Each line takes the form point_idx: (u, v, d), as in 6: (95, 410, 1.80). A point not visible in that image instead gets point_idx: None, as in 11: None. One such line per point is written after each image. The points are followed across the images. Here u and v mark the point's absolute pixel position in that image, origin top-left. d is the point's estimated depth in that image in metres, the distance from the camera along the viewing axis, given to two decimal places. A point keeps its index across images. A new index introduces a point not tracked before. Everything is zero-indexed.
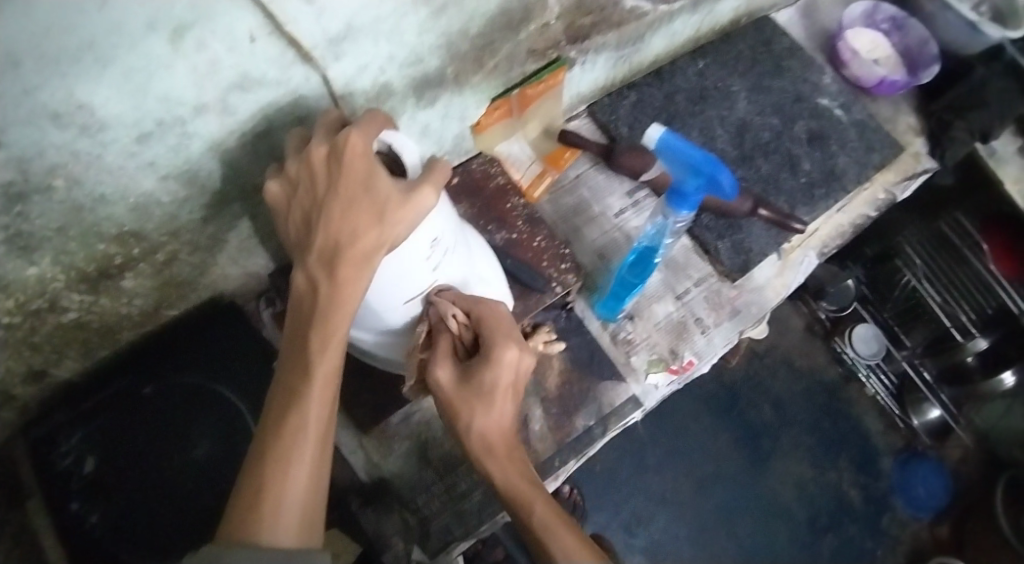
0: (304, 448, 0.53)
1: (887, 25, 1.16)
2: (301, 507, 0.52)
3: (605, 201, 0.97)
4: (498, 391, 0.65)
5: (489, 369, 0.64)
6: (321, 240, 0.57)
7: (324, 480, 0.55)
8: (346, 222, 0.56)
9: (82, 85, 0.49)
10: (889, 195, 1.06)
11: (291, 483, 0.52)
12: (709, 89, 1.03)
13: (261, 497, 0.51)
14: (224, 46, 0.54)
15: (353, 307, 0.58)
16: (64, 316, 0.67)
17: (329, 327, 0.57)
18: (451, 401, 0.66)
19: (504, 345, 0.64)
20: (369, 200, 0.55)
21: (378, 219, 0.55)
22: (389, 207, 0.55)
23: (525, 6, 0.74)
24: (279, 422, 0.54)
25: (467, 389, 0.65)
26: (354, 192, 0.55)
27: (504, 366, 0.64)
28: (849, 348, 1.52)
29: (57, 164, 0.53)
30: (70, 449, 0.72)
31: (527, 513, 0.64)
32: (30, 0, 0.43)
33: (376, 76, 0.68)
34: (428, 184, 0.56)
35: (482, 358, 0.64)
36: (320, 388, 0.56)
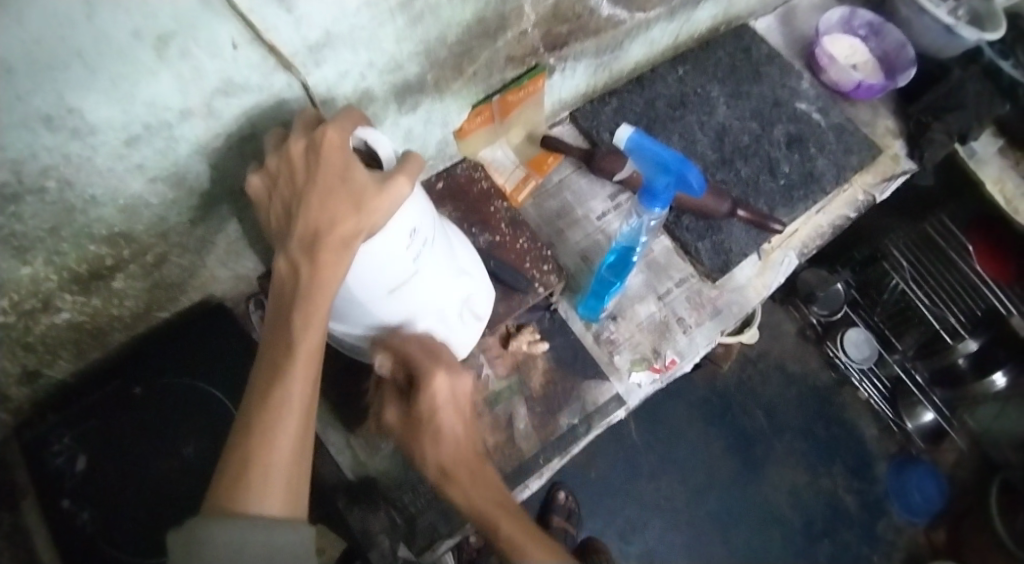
0: (288, 423, 0.55)
1: (863, 31, 1.18)
2: (285, 479, 0.54)
3: (589, 204, 0.99)
4: (437, 420, 0.71)
5: (424, 397, 0.70)
6: (302, 228, 0.59)
7: (307, 452, 0.57)
8: (325, 211, 0.58)
9: (72, 89, 0.52)
10: (869, 196, 1.07)
11: (276, 456, 0.54)
12: (689, 95, 1.06)
13: (247, 468, 0.53)
14: (208, 53, 0.57)
15: (333, 289, 0.60)
16: (56, 317, 0.70)
17: (310, 304, 0.59)
18: (408, 439, 0.74)
19: (428, 378, 0.70)
20: (347, 191, 0.58)
21: (356, 208, 0.58)
22: (366, 196, 0.58)
23: (501, 15, 0.77)
24: (263, 396, 0.56)
25: (413, 426, 0.73)
26: (332, 183, 0.58)
27: (435, 393, 0.70)
28: (841, 353, 1.56)
29: (49, 166, 0.56)
30: (63, 448, 0.74)
31: (495, 533, 0.69)
32: (20, 8, 0.45)
33: (357, 83, 0.71)
34: (403, 174, 0.59)
35: (415, 395, 0.71)
36: (303, 366, 0.58)
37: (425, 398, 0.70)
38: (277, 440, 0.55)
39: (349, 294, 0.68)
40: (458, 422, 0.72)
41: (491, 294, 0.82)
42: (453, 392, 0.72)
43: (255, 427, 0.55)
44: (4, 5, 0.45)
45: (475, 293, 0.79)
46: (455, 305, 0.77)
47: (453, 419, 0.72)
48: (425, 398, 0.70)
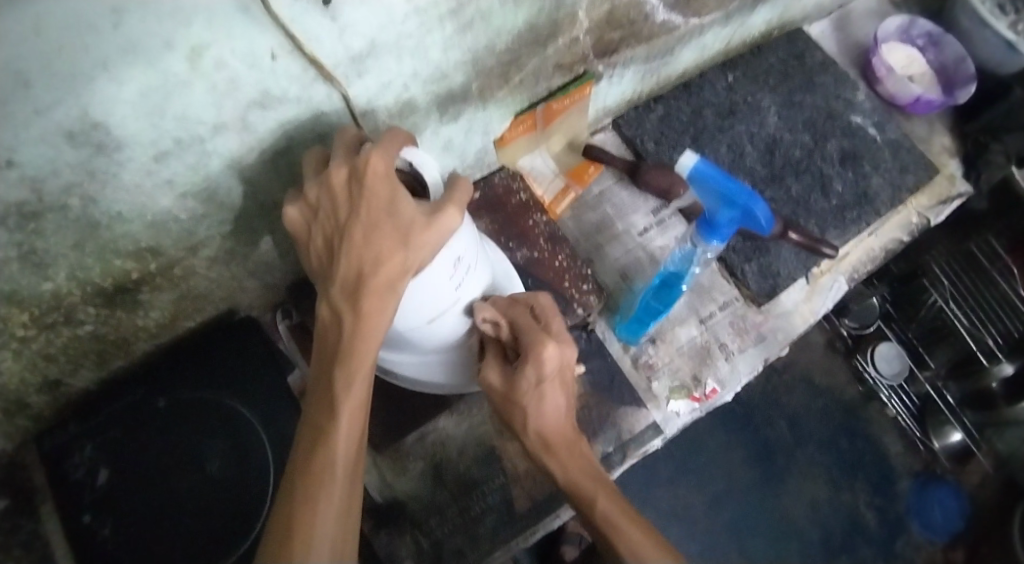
0: (333, 488, 0.54)
1: (921, 41, 1.11)
2: (331, 547, 0.52)
3: (629, 218, 0.94)
4: (544, 387, 0.65)
5: (530, 366, 0.63)
6: (344, 269, 0.55)
7: (354, 512, 0.55)
8: (370, 249, 0.54)
9: (97, 103, 0.47)
10: (923, 219, 1.02)
11: (320, 526, 0.52)
12: (738, 104, 1.00)
13: (291, 540, 0.52)
14: (244, 64, 0.52)
15: (378, 336, 0.57)
16: (79, 329, 0.66)
17: (353, 357, 0.56)
18: (505, 401, 0.68)
19: (540, 347, 0.62)
20: (393, 224, 0.54)
21: (403, 243, 0.54)
22: (414, 230, 0.54)
23: (554, 21, 0.72)
24: (306, 458, 0.55)
25: (513, 391, 0.66)
26: (378, 216, 0.54)
27: (545, 363, 0.63)
28: (871, 367, 1.48)
29: (71, 183, 0.51)
30: (83, 461, 0.71)
31: (590, 508, 0.66)
32: (40, 16, 0.41)
33: (399, 93, 0.66)
34: (453, 205, 0.55)
35: (523, 362, 0.64)
36: (347, 423, 0.56)
37: (535, 367, 0.62)
38: (321, 514, 0.53)
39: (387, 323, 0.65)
40: (563, 392, 0.66)
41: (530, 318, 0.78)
42: (565, 363, 0.65)
43: (298, 494, 0.53)
44: (21, 13, 0.40)
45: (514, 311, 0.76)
46: None
47: (558, 392, 0.65)
48: (534, 368, 0.63)
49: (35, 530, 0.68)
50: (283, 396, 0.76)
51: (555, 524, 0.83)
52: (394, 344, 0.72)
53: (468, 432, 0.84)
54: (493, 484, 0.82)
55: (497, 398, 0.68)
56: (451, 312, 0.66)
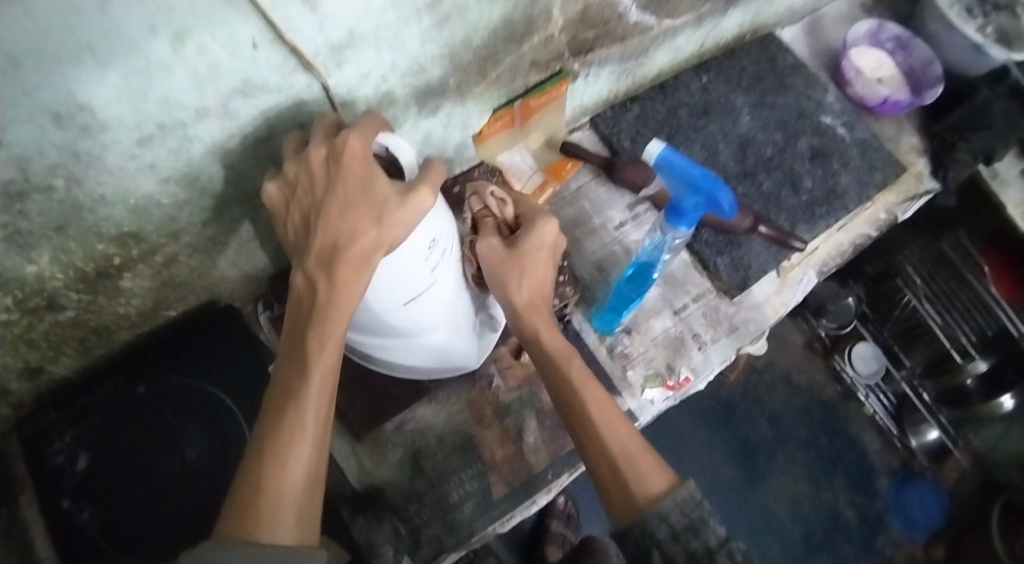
0: (302, 447, 0.55)
1: (891, 44, 1.14)
2: (296, 506, 0.54)
3: (606, 213, 0.97)
4: (539, 256, 0.70)
5: (538, 230, 0.69)
6: (320, 241, 0.57)
7: (321, 474, 0.56)
8: (345, 222, 0.56)
9: (83, 86, 0.49)
10: (890, 215, 1.05)
11: (287, 485, 0.54)
12: (712, 104, 1.03)
13: (259, 493, 0.53)
14: (226, 51, 0.54)
15: (351, 307, 0.58)
16: (61, 314, 0.67)
17: (327, 323, 0.58)
18: (497, 263, 0.70)
19: (546, 218, 0.70)
20: (369, 201, 0.56)
21: (377, 219, 0.56)
22: (388, 207, 0.56)
23: (529, 18, 0.75)
24: (275, 422, 0.56)
25: (513, 250, 0.69)
26: (354, 194, 0.56)
27: (550, 235, 0.70)
28: (849, 366, 1.52)
29: (56, 165, 0.53)
30: (63, 447, 0.72)
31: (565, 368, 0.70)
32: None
33: (378, 85, 0.68)
34: (427, 184, 0.57)
35: (528, 226, 0.70)
36: (318, 387, 0.57)
37: (542, 231, 0.69)
38: (290, 471, 0.54)
39: (365, 304, 0.66)
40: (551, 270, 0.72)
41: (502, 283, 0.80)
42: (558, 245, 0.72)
43: (267, 459, 0.54)
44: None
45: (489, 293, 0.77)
46: None
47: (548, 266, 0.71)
48: (540, 230, 0.69)
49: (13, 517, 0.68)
50: (264, 382, 0.77)
51: (527, 513, 0.85)
52: (366, 328, 0.73)
53: (447, 420, 0.85)
54: (471, 471, 0.83)
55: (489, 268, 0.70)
56: (427, 295, 0.67)
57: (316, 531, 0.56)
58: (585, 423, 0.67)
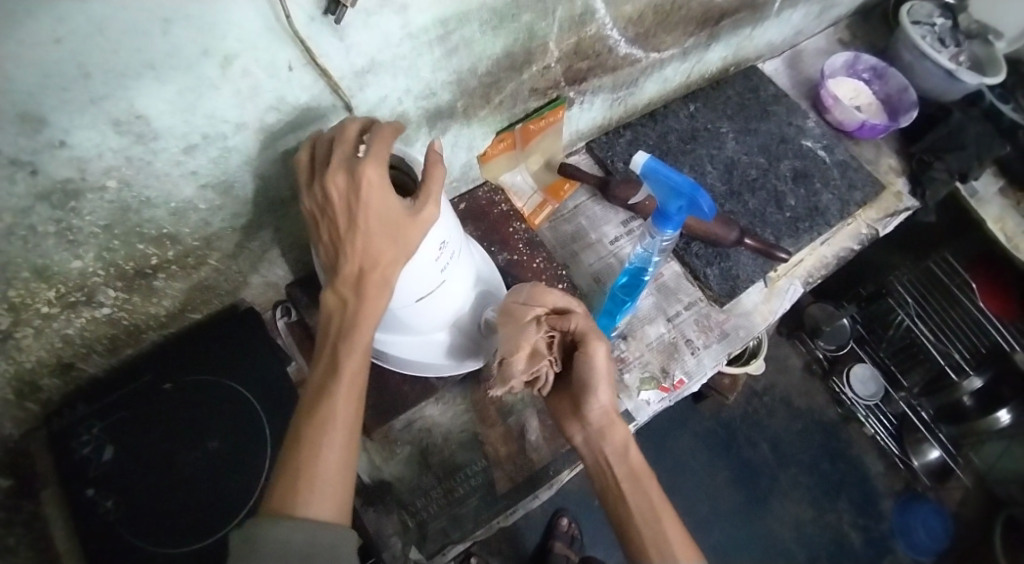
0: (334, 439, 0.61)
1: (867, 75, 1.23)
2: (330, 489, 0.60)
3: (602, 229, 1.04)
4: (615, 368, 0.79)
5: None
6: (348, 263, 0.64)
7: (350, 464, 0.63)
8: (369, 245, 0.63)
9: (141, 98, 0.59)
10: (872, 230, 1.12)
11: (322, 473, 0.60)
12: (699, 130, 1.12)
13: (297, 479, 0.60)
14: (265, 73, 0.63)
15: (375, 317, 0.66)
16: (98, 310, 0.74)
17: (355, 333, 0.65)
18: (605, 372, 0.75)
19: None
20: (387, 224, 0.62)
21: (395, 240, 0.63)
22: (403, 227, 0.63)
23: (528, 50, 0.83)
24: (309, 418, 0.62)
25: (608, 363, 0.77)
26: (373, 218, 0.62)
27: None
28: (847, 389, 1.55)
29: (111, 167, 0.62)
30: (90, 439, 0.77)
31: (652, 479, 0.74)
32: (104, 24, 0.53)
33: (394, 107, 0.77)
34: (431, 201, 0.64)
35: None
36: (347, 386, 0.64)
37: None
38: (324, 462, 0.61)
39: None
40: None
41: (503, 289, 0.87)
42: None
43: (303, 451, 0.61)
44: (93, 16, 0.52)
45: (491, 297, 0.84)
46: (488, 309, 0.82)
47: None
48: None
49: (34, 510, 0.77)
50: (280, 381, 0.83)
51: (532, 506, 0.90)
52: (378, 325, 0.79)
53: (453, 420, 0.89)
54: (475, 467, 0.87)
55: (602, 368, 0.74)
56: (437, 293, 0.74)
57: (348, 513, 0.62)
58: (665, 528, 0.70)
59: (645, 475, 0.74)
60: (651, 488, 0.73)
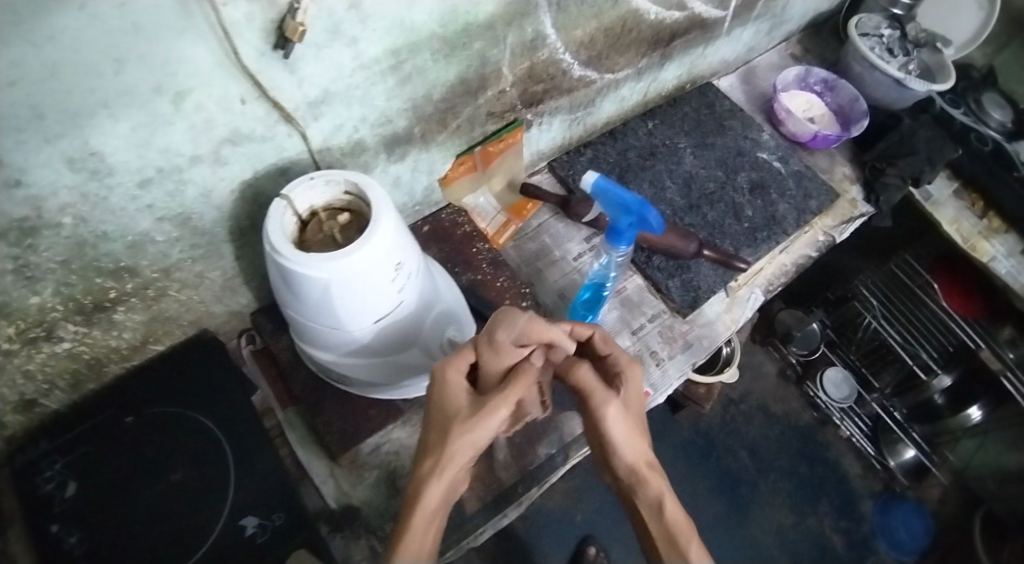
0: None
1: (819, 87, 1.27)
2: None
3: (565, 246, 1.06)
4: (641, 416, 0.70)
5: (633, 385, 0.71)
6: (427, 451, 0.65)
7: None
8: (444, 439, 0.64)
9: (95, 136, 0.61)
10: (828, 237, 1.15)
11: None
12: (658, 146, 1.15)
13: None
14: (218, 107, 0.65)
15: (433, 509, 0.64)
16: (58, 346, 0.76)
17: (415, 518, 0.63)
18: (624, 431, 0.67)
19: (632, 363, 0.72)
20: (460, 421, 0.64)
21: (467, 432, 0.64)
22: (468, 422, 0.64)
23: (481, 76, 0.85)
24: None
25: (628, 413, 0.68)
26: (452, 412, 0.66)
27: (636, 385, 0.71)
28: (821, 392, 1.56)
29: (66, 204, 0.64)
30: (54, 475, 0.78)
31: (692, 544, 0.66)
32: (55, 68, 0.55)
33: (350, 135, 0.79)
34: (505, 399, 0.65)
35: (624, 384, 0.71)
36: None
37: (638, 382, 0.71)
38: None
39: (339, 325, 0.73)
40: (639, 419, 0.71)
41: (466, 310, 0.89)
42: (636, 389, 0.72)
43: None
44: (44, 60, 0.54)
45: (453, 315, 0.86)
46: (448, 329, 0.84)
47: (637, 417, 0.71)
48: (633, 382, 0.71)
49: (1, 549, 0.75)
50: (244, 408, 0.85)
51: (501, 524, 0.91)
52: (331, 347, 0.78)
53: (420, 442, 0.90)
54: None
55: (614, 429, 0.66)
56: (395, 314, 0.76)
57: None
58: None
59: (682, 533, 0.66)
60: (689, 548, 0.65)
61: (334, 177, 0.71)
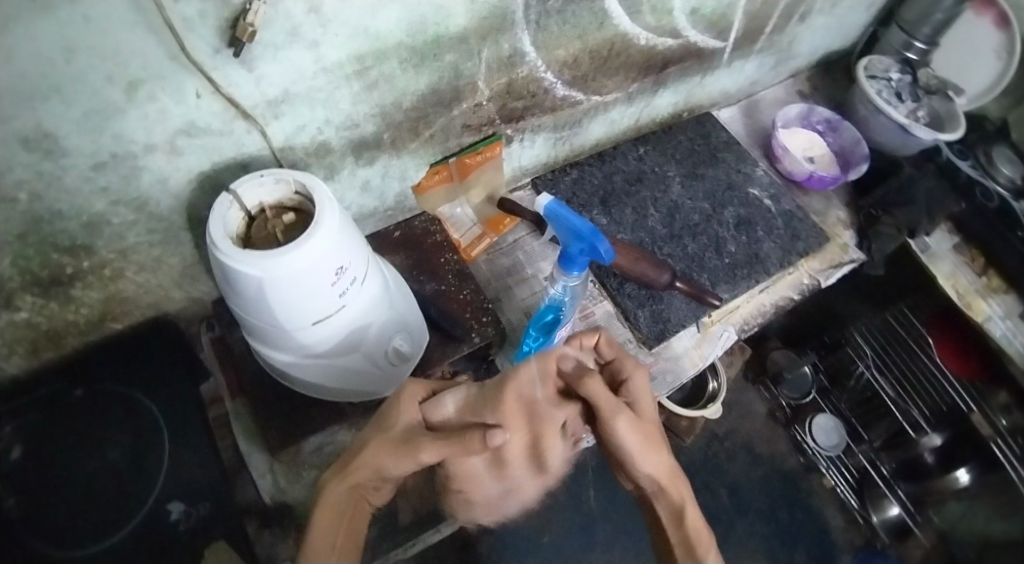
0: None
1: (822, 126, 1.24)
2: None
3: (538, 264, 1.05)
4: (656, 422, 0.72)
5: (643, 392, 0.72)
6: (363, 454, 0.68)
7: None
8: (383, 451, 0.67)
9: (48, 119, 0.62)
10: (813, 280, 1.11)
11: None
12: (646, 172, 1.13)
13: None
14: (173, 100, 0.66)
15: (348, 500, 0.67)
16: (15, 315, 0.77)
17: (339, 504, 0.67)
18: (642, 444, 0.69)
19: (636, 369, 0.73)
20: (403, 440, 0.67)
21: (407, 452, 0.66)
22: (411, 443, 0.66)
23: (455, 87, 0.85)
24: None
25: (644, 423, 0.70)
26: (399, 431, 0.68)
27: (643, 389, 0.72)
28: (810, 437, 1.53)
29: (21, 181, 0.65)
30: (2, 436, 0.74)
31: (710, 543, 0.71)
32: (9, 51, 0.56)
33: (314, 135, 0.79)
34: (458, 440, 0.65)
35: (636, 392, 0.72)
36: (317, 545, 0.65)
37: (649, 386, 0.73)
38: None
39: (277, 323, 0.73)
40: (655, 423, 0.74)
41: (420, 319, 0.89)
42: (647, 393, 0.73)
43: None
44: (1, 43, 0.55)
45: (402, 323, 0.85)
46: (393, 336, 0.84)
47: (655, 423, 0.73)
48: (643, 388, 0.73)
49: None
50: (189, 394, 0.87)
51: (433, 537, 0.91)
52: (269, 343, 0.78)
53: None
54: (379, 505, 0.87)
55: (634, 445, 0.69)
56: (335, 316, 0.76)
57: None
58: None
59: (701, 542, 0.71)
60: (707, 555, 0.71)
61: (283, 176, 0.72)
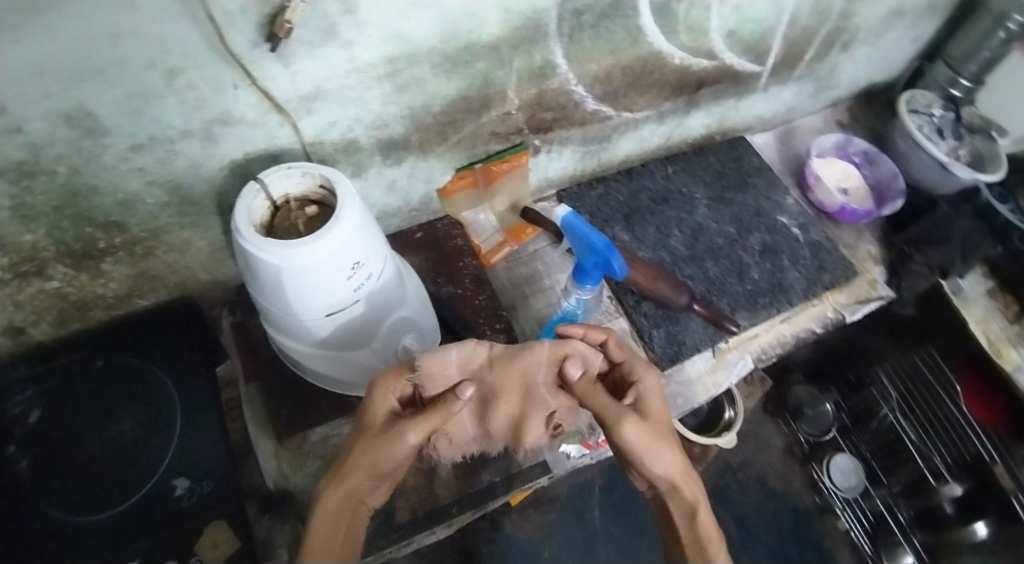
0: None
1: (859, 158, 1.22)
2: None
3: (556, 276, 1.06)
4: (665, 423, 0.70)
5: (652, 394, 0.71)
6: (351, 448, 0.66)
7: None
8: (369, 445, 0.65)
9: (92, 99, 0.64)
10: (838, 314, 1.09)
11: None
12: (673, 192, 1.13)
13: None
14: (210, 89, 0.69)
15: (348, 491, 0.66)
16: (48, 283, 0.80)
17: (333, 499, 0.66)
18: (650, 443, 0.67)
19: (646, 372, 0.73)
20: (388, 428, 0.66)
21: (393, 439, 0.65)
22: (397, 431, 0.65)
23: (486, 95, 0.86)
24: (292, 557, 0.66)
25: (650, 423, 0.69)
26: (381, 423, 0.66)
27: (654, 390, 0.72)
28: (827, 477, 1.48)
29: (61, 155, 0.68)
30: (23, 401, 0.81)
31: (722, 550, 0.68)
32: (59, 32, 0.58)
33: (344, 133, 0.81)
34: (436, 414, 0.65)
35: (643, 393, 0.71)
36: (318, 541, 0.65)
37: (659, 388, 0.72)
38: None
39: (291, 312, 0.75)
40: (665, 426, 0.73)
41: (432, 319, 0.90)
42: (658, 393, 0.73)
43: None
44: (52, 24, 0.58)
45: (414, 321, 0.86)
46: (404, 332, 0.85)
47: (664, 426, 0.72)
48: (652, 390, 0.72)
49: None
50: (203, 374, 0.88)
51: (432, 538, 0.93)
52: (284, 330, 0.80)
53: None
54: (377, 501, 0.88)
55: (639, 445, 0.67)
56: (349, 310, 0.77)
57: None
58: None
59: (713, 546, 0.68)
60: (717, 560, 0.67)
61: (309, 169, 0.73)
